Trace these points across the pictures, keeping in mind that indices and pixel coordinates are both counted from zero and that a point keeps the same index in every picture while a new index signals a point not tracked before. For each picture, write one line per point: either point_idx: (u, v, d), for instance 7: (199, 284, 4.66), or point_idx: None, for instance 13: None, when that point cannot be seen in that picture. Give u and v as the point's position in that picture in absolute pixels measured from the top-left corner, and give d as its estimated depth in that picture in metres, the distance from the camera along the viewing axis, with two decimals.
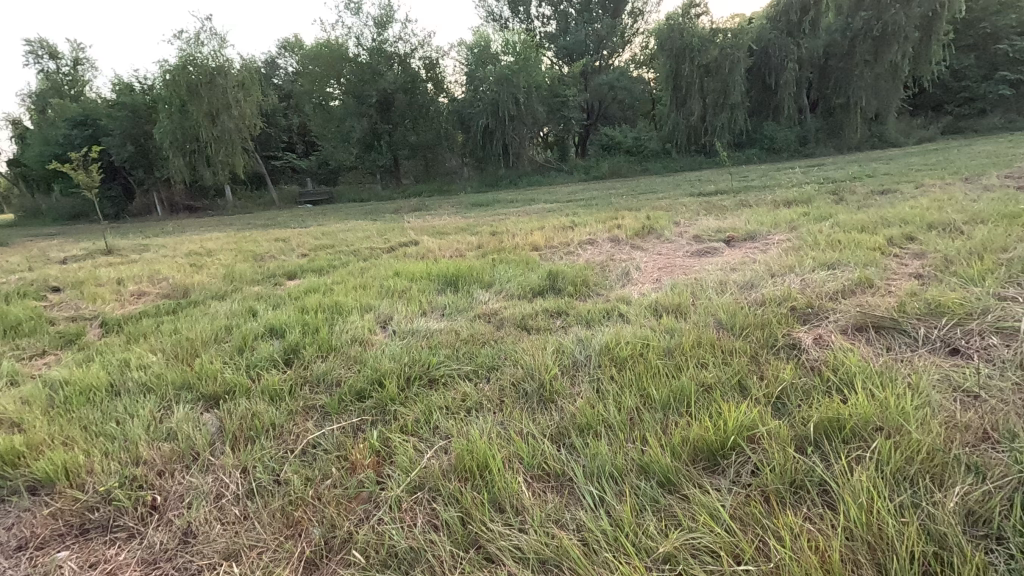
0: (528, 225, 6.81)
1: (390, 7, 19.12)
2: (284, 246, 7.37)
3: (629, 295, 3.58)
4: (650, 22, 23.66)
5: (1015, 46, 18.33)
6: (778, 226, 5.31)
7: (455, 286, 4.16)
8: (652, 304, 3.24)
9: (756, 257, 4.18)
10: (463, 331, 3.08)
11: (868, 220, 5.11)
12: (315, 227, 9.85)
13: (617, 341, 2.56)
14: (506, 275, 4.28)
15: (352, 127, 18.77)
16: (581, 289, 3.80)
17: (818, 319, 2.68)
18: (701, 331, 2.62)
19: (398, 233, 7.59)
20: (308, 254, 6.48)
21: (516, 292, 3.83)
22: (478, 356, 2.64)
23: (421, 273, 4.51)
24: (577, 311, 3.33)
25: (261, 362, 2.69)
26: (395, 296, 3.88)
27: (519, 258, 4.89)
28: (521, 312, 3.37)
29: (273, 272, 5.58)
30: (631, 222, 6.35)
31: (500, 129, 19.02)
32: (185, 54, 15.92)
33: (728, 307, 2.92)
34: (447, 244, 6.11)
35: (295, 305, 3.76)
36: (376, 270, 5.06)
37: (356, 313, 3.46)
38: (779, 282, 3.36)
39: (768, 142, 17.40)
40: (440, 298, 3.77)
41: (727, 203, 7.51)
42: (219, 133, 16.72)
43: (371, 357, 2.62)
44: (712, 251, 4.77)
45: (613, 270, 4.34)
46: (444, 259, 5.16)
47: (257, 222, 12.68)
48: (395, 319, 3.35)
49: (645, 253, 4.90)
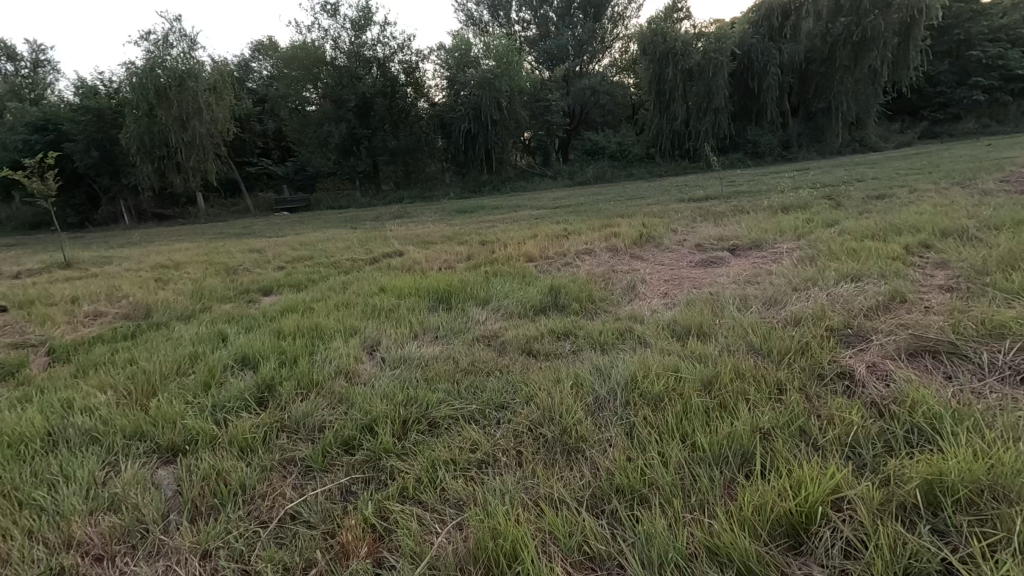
0: (519, 233, 6.49)
1: (369, 9, 18.72)
2: (259, 257, 6.93)
3: (640, 312, 3.28)
4: (630, 26, 23.63)
5: (987, 53, 18.71)
6: (783, 233, 5.08)
7: (447, 303, 3.82)
8: (669, 322, 2.95)
9: (769, 268, 3.92)
10: (463, 357, 2.74)
11: (876, 227, 4.91)
12: (292, 236, 9.40)
13: (643, 372, 2.24)
14: (503, 290, 3.94)
15: (329, 132, 18.28)
16: (587, 305, 3.49)
17: (860, 342, 2.41)
18: (734, 357, 2.33)
19: (380, 243, 7.22)
20: (285, 266, 6.08)
21: (516, 310, 3.51)
22: (484, 391, 2.30)
23: (409, 288, 4.15)
24: (585, 332, 3.01)
25: (228, 402, 2.31)
26: (383, 315, 3.53)
27: (514, 270, 4.57)
28: (524, 334, 3.04)
29: (246, 287, 5.15)
30: (627, 229, 6.07)
31: (482, 133, 18.69)
32: (154, 56, 15.29)
33: (756, 328, 2.64)
34: (434, 254, 5.75)
35: (270, 328, 3.36)
36: (360, 284, 4.69)
37: (340, 337, 3.10)
38: (805, 297, 3.09)
39: (751, 147, 17.45)
40: (433, 318, 3.43)
41: (722, 209, 7.30)
42: (190, 138, 16.10)
43: (359, 394, 2.27)
44: (718, 261, 4.51)
45: (617, 282, 4.04)
46: (432, 272, 4.80)
47: (231, 231, 12.14)
48: (385, 344, 3.00)
49: (647, 264, 4.63)
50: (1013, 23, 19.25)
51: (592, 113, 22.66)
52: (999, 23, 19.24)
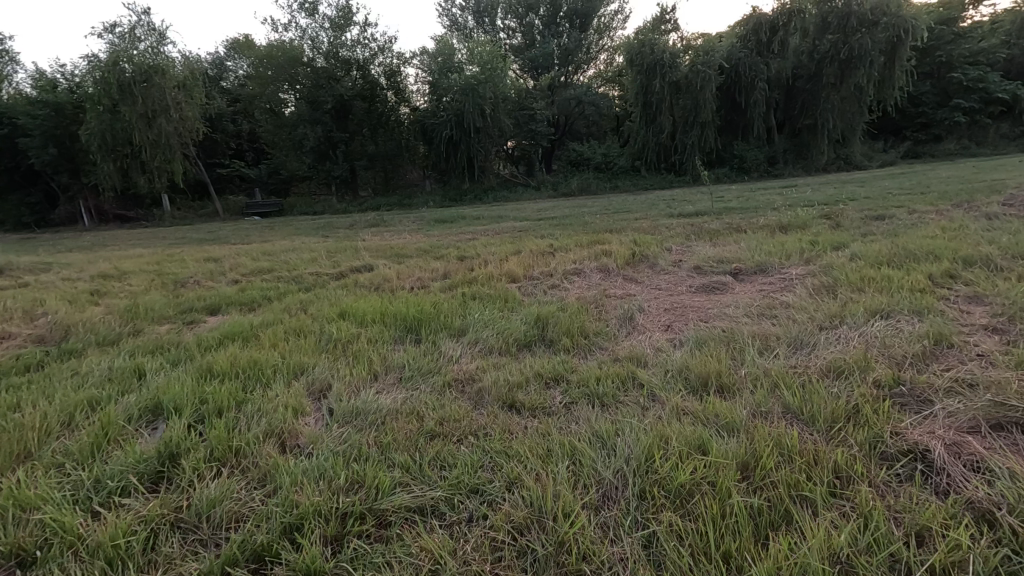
0: (502, 248, 5.99)
1: (349, 9, 18.15)
2: (214, 267, 6.31)
3: (642, 350, 2.80)
4: (616, 38, 23.44)
5: (968, 75, 18.92)
6: (789, 257, 4.68)
7: (416, 333, 3.27)
8: (679, 366, 2.48)
9: (783, 299, 3.48)
10: (431, 412, 2.23)
11: (888, 252, 4.52)
12: (256, 244, 8.74)
13: (661, 446, 1.75)
14: (482, 318, 3.42)
15: (305, 135, 17.61)
16: (579, 340, 2.99)
17: (921, 405, 1.95)
18: (770, 423, 1.87)
19: (350, 255, 6.64)
20: (241, 280, 5.46)
21: (498, 344, 3.00)
22: (454, 466, 1.79)
23: (374, 313, 3.61)
24: (578, 377, 2.52)
25: (112, 479, 1.74)
26: (341, 349, 2.98)
27: (495, 293, 4.08)
28: (505, 379, 2.53)
29: (189, 305, 4.54)
30: (619, 247, 5.62)
31: (464, 141, 18.21)
32: (118, 50, 14.42)
33: (788, 380, 2.19)
34: (408, 271, 5.21)
35: (199, 364, 2.78)
36: (319, 306, 4.14)
37: (285, 378, 2.55)
38: (837, 339, 2.64)
39: (738, 161, 17.32)
40: (400, 354, 2.89)
41: (715, 226, 6.91)
42: (155, 137, 15.26)
43: (291, 470, 1.74)
44: (721, 287, 4.07)
45: (611, 311, 3.56)
46: (402, 292, 4.28)
47: (193, 236, 11.40)
48: (338, 388, 2.47)
49: (642, 289, 4.18)
50: (991, 48, 19.60)
51: (577, 123, 22.39)
52: (979, 46, 19.52)
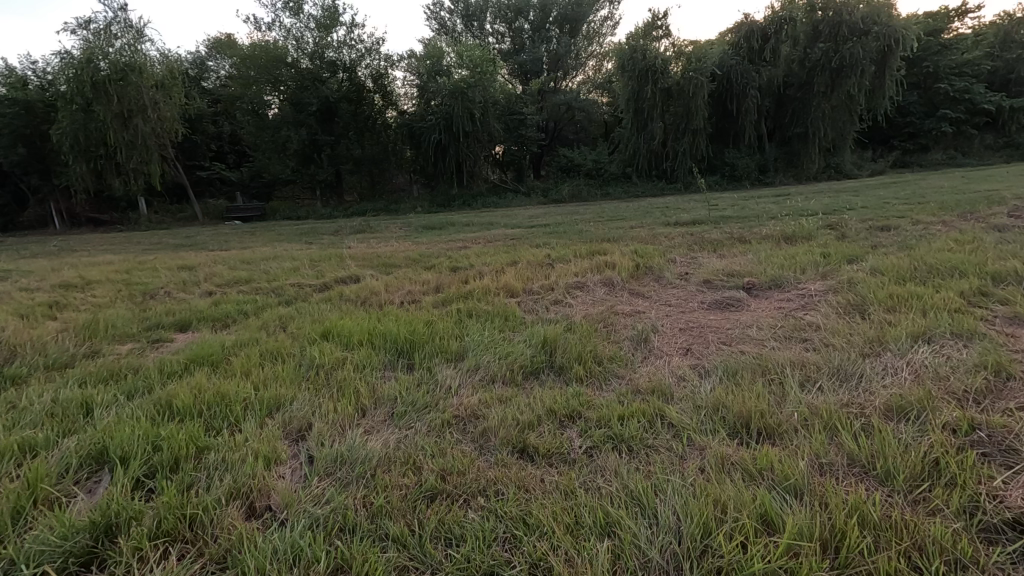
0: (496, 258, 5.66)
1: (335, 9, 17.73)
2: (187, 277, 5.89)
3: (665, 381, 2.49)
4: (606, 44, 23.37)
5: (955, 86, 19.09)
6: (802, 271, 4.42)
7: (409, 357, 2.93)
8: (712, 403, 2.18)
9: (809, 319, 3.20)
10: (429, 461, 1.89)
11: (908, 266, 4.26)
12: (235, 251, 8.31)
13: (716, 519, 1.43)
14: (480, 340, 3.08)
15: (288, 137, 17.12)
16: (592, 367, 2.67)
17: (1010, 456, 1.65)
18: (838, 483, 1.57)
19: (335, 264, 6.26)
20: (215, 291, 5.06)
21: (501, 372, 2.67)
22: (464, 540, 1.46)
23: (360, 332, 3.26)
24: (596, 413, 2.20)
25: (29, 564, 1.38)
26: (324, 377, 2.63)
27: (493, 309, 3.76)
28: (512, 417, 2.20)
29: (156, 320, 4.13)
30: (620, 258, 5.33)
31: (453, 145, 17.87)
32: (92, 46, 13.88)
33: (845, 423, 1.89)
34: (397, 283, 4.86)
35: (156, 396, 2.41)
36: (299, 323, 3.78)
37: (257, 416, 2.19)
38: (884, 371, 2.35)
39: (729, 169, 17.32)
40: (390, 385, 2.56)
41: (716, 236, 6.66)
42: (132, 137, 14.69)
43: (259, 551, 1.39)
44: (736, 304, 3.79)
45: (622, 332, 3.24)
46: (391, 308, 3.93)
47: (170, 241, 10.92)
48: (320, 428, 2.12)
49: (651, 305, 3.88)
50: (976, 59, 19.85)
51: (566, 129, 22.25)
52: (964, 58, 19.75)
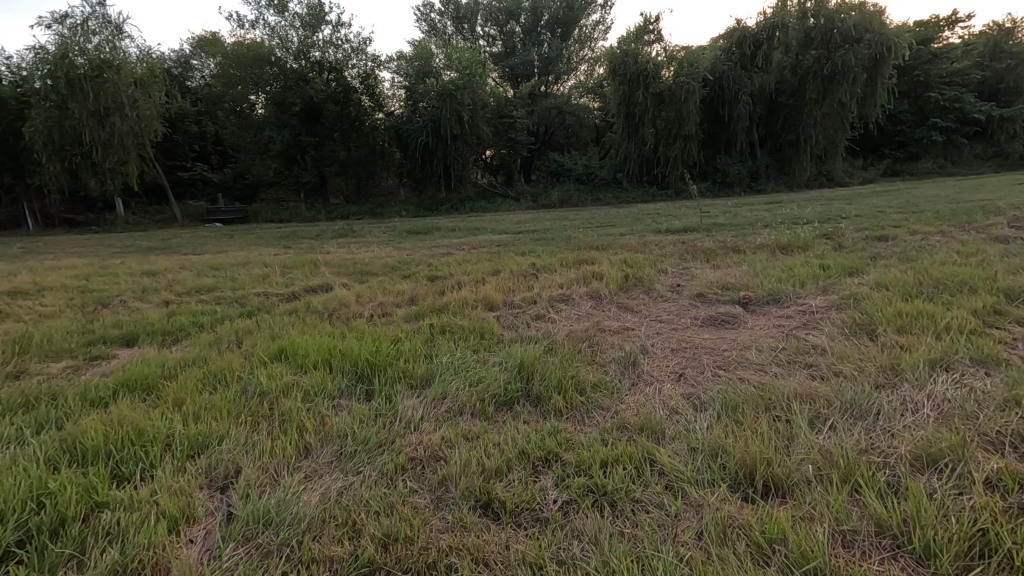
0: (478, 267, 5.34)
1: (322, 7, 17.37)
2: (148, 284, 5.53)
3: (655, 415, 2.19)
4: (597, 48, 23.21)
5: (945, 95, 19.10)
6: (801, 285, 4.15)
7: (369, 383, 2.61)
8: (711, 446, 1.88)
9: (814, 341, 2.91)
10: (374, 522, 1.58)
11: (914, 280, 4.00)
12: (207, 255, 7.92)
13: None
14: (451, 362, 2.77)
15: (271, 138, 16.71)
16: (573, 397, 2.36)
17: None
18: (866, 563, 1.29)
19: (307, 271, 5.91)
20: (174, 300, 4.71)
21: (470, 403, 2.35)
22: None
23: (319, 351, 2.93)
24: (576, 456, 1.90)
25: None
26: (268, 407, 2.30)
27: (470, 325, 3.45)
28: (477, 461, 1.88)
29: (102, 333, 3.78)
30: (609, 268, 5.03)
31: (441, 148, 17.58)
32: (68, 41, 13.44)
33: (869, 476, 1.60)
34: (369, 293, 4.52)
35: (66, 430, 2.07)
36: (256, 338, 3.44)
37: (176, 460, 1.86)
38: (905, 406, 2.06)
39: (721, 175, 17.16)
40: (343, 416, 2.23)
41: (708, 245, 6.39)
42: (108, 136, 14.24)
43: None
44: (732, 321, 3.50)
45: (609, 353, 2.94)
46: (359, 322, 3.60)
47: (143, 244, 10.51)
48: (250, 474, 1.80)
49: (641, 322, 3.59)
50: (966, 69, 19.91)
51: (557, 134, 21.99)
52: (953, 67, 19.79)
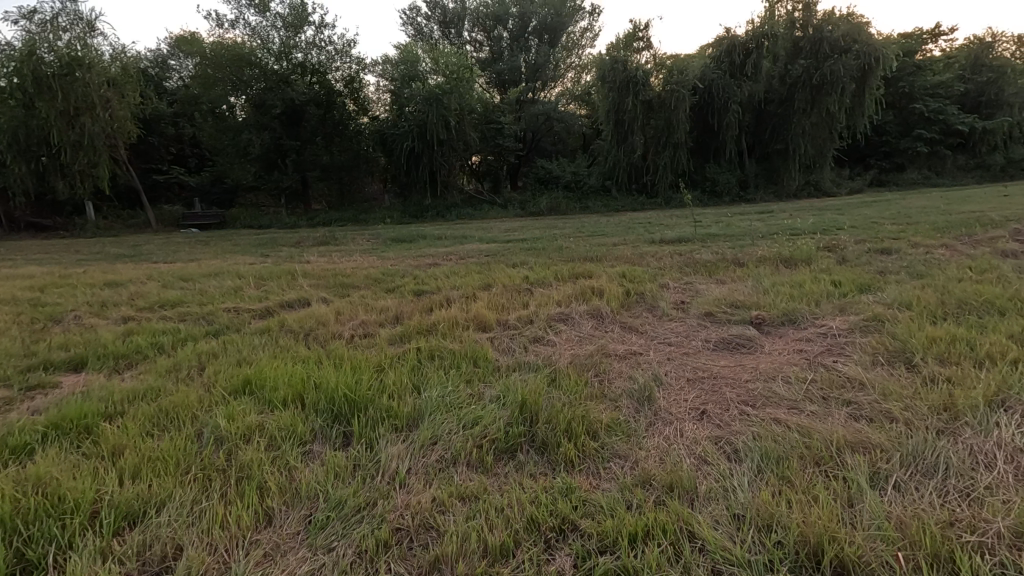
0: (468, 280, 5.02)
1: (305, 7, 16.95)
2: (108, 297, 5.08)
3: (684, 466, 1.87)
4: (585, 55, 23.09)
5: (929, 107, 19.32)
6: (815, 303, 3.88)
7: (347, 423, 2.26)
8: (759, 515, 1.56)
9: (845, 371, 2.62)
10: None
11: (936, 299, 3.77)
12: (176, 264, 7.47)
13: None
14: (442, 396, 2.42)
15: (250, 141, 16.21)
16: (585, 444, 2.03)
17: None
18: None
19: (284, 283, 5.50)
20: (134, 317, 4.30)
21: (465, 451, 2.02)
22: None
23: (289, 381, 2.55)
24: (597, 526, 1.58)
25: None
26: (223, 457, 1.93)
27: (462, 348, 3.10)
28: (478, 536, 1.54)
29: (44, 356, 3.36)
30: (608, 282, 4.74)
31: (427, 153, 17.26)
32: (35, 37, 12.83)
33: (966, 566, 1.30)
34: (349, 310, 4.15)
35: None
36: (219, 364, 3.05)
37: (100, 539, 1.50)
38: (977, 459, 1.77)
39: (710, 184, 17.09)
40: (315, 469, 1.88)
41: (707, 257, 6.13)
42: (78, 137, 13.63)
43: None
44: (747, 345, 3.20)
45: (620, 385, 2.62)
46: (336, 345, 3.24)
47: (110, 251, 9.97)
48: (191, 558, 1.45)
49: (648, 345, 3.28)
50: (948, 81, 20.20)
51: (544, 140, 21.75)
52: (936, 79, 20.06)
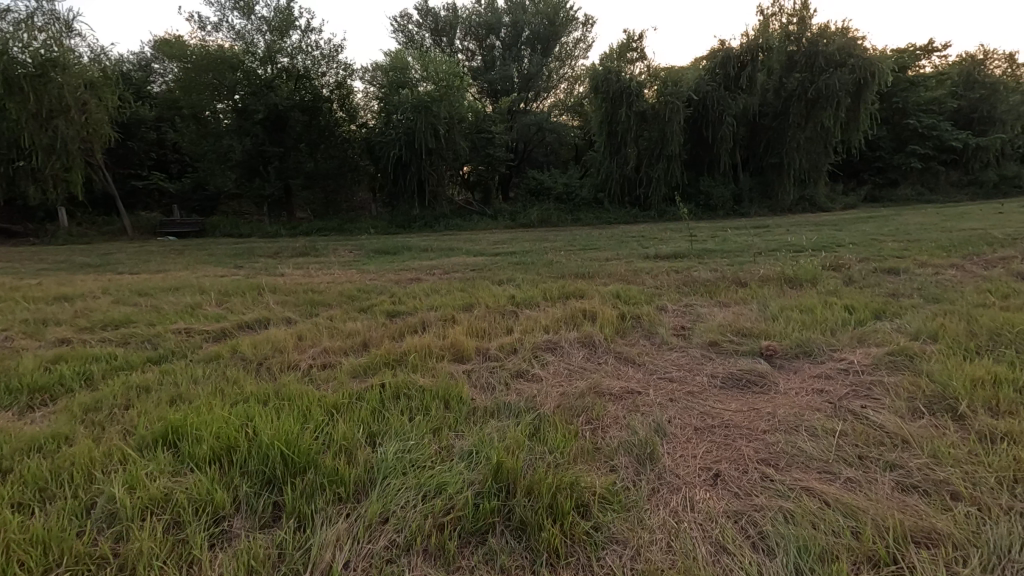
0: (448, 300, 4.60)
1: (291, 11, 16.59)
2: (48, 314, 4.61)
3: (700, 563, 1.46)
4: (578, 66, 22.87)
5: (923, 123, 19.24)
6: (830, 332, 3.50)
7: (279, 490, 1.82)
8: None
9: (879, 421, 2.22)
10: None
11: (964, 328, 3.40)
12: (139, 276, 6.98)
13: None
14: (399, 451, 1.99)
15: (231, 147, 15.77)
16: (575, 525, 1.62)
17: None
18: None
19: (248, 300, 5.06)
20: (70, 339, 3.83)
21: (423, 534, 1.59)
22: None
23: (218, 429, 2.11)
24: None
25: None
26: (104, 548, 1.49)
27: (433, 384, 2.67)
28: None
29: None
30: (601, 304, 4.33)
31: (415, 162, 16.83)
32: (7, 35, 12.35)
33: None
34: (312, 334, 3.71)
35: None
36: (147, 401, 2.61)
37: None
38: None
39: (704, 198, 16.84)
40: (224, 563, 1.45)
41: (706, 276, 5.76)
42: (51, 140, 13.10)
43: None
44: (760, 383, 2.80)
45: (616, 435, 2.20)
46: (287, 379, 2.80)
47: (74, 260, 9.45)
48: None
49: (647, 382, 2.86)
50: (941, 97, 20.17)
51: (536, 151, 21.47)
52: (929, 95, 20.02)
